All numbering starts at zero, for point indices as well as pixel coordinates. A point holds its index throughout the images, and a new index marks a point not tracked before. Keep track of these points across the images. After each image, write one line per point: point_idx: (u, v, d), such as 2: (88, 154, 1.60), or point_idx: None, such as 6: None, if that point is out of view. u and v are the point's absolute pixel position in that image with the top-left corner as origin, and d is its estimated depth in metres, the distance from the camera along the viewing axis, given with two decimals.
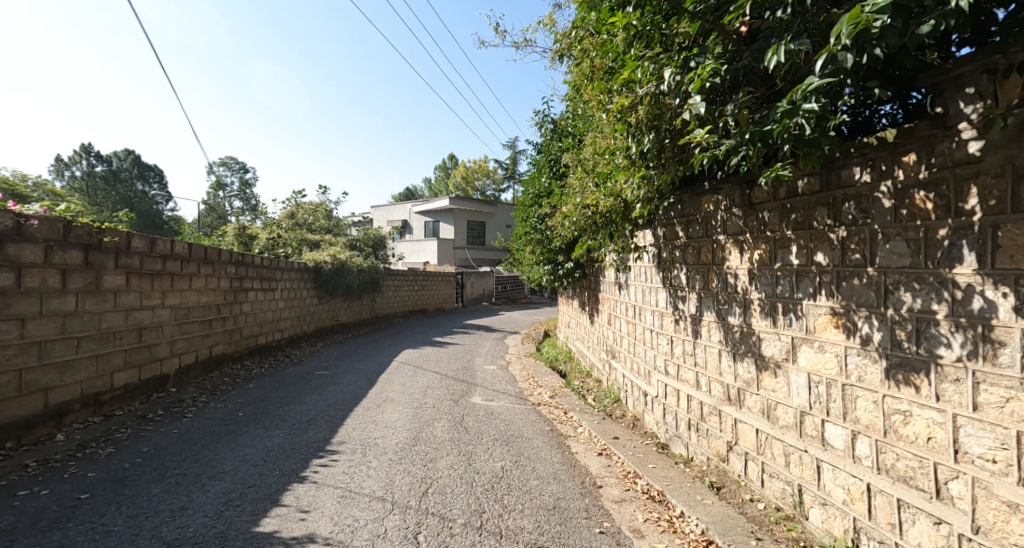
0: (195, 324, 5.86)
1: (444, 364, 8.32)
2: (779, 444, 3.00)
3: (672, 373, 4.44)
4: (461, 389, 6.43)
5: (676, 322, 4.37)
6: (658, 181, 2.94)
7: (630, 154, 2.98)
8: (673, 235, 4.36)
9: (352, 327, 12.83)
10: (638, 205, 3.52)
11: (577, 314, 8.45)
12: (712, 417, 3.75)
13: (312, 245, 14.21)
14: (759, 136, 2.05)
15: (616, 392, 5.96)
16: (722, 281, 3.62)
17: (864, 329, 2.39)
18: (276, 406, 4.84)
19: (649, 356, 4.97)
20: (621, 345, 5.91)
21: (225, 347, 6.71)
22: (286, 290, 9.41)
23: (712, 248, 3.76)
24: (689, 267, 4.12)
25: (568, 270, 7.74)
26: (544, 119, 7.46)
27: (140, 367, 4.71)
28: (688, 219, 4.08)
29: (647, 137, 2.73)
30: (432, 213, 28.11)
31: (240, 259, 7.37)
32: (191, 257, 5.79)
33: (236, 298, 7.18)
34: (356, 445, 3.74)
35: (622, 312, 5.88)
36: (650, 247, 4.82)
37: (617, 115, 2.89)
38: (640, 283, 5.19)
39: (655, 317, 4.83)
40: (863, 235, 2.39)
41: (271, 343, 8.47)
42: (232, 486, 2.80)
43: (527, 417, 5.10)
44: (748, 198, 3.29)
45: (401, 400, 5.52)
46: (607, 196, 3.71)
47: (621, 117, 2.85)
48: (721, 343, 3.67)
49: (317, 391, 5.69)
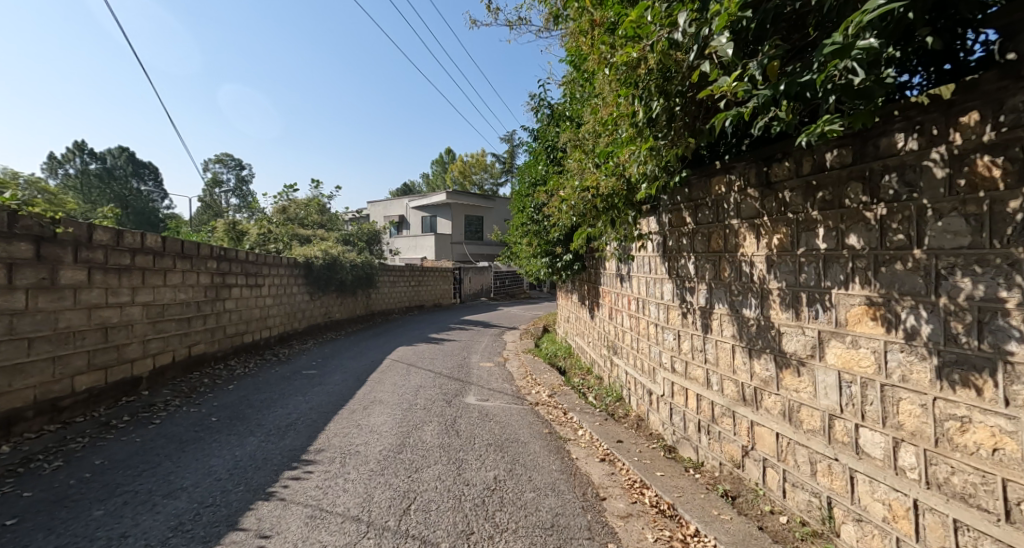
0: (171, 322, 5.54)
1: (438, 361, 8.00)
2: (803, 451, 2.68)
3: (679, 371, 4.13)
4: (455, 388, 6.11)
5: (684, 316, 4.06)
6: (668, 154, 2.61)
7: (636, 121, 2.64)
8: (680, 222, 4.03)
9: (345, 324, 12.50)
10: (644, 186, 3.19)
11: (577, 308, 8.14)
12: (725, 419, 3.44)
13: (302, 240, 13.87)
14: (796, 89, 1.76)
15: (618, 390, 5.66)
16: (735, 269, 3.30)
17: (909, 322, 2.06)
18: (254, 410, 4.51)
19: (654, 352, 4.66)
20: (624, 340, 5.59)
21: (206, 346, 6.39)
22: (274, 286, 9.06)
23: (724, 234, 3.43)
24: (698, 256, 3.79)
25: (567, 262, 7.39)
26: (540, 104, 7.11)
27: (106, 370, 4.39)
28: (697, 202, 3.76)
29: (657, 97, 2.41)
30: (429, 207, 27.74)
31: (223, 254, 7.03)
32: (166, 251, 5.47)
33: (219, 295, 6.86)
34: (335, 454, 3.42)
35: (625, 305, 5.56)
36: (655, 235, 4.48)
37: (621, 76, 2.58)
38: (643, 275, 4.87)
39: (660, 310, 4.52)
40: (907, 212, 2.05)
41: (258, 341, 8.14)
42: (187, 505, 2.48)
43: (524, 419, 4.79)
44: (766, 177, 2.95)
45: (390, 401, 5.20)
46: (608, 176, 3.38)
47: (627, 75, 2.49)
48: (734, 338, 3.35)
49: (301, 392, 5.37)
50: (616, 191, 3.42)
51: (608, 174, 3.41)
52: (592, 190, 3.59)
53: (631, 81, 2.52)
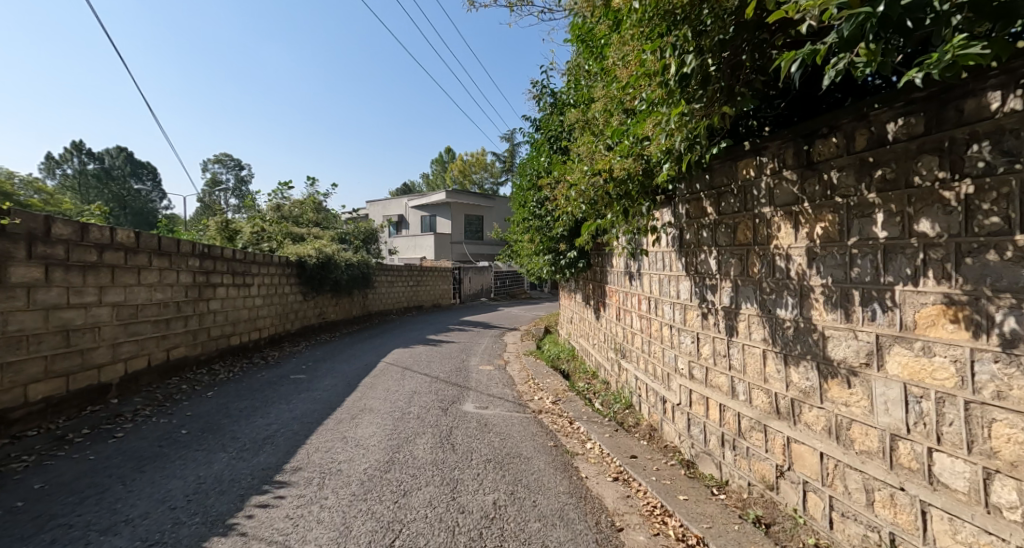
0: (145, 324, 5.16)
1: (436, 364, 7.61)
2: (856, 476, 2.28)
3: (698, 378, 3.74)
4: (453, 393, 5.72)
5: (704, 317, 3.67)
6: (708, 120, 2.25)
7: (667, 77, 2.32)
8: (701, 213, 3.65)
9: (341, 325, 12.10)
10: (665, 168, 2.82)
11: (581, 309, 7.76)
12: (754, 434, 3.05)
13: (296, 239, 13.48)
14: (898, 13, 1.49)
15: (628, 397, 5.27)
16: (767, 264, 2.90)
17: (1007, 325, 1.67)
18: (231, 421, 4.13)
19: (668, 356, 4.27)
20: (634, 343, 5.20)
21: (187, 350, 6.01)
22: (264, 286, 8.67)
23: (753, 225, 3.04)
24: (721, 250, 3.40)
25: (571, 260, 6.99)
26: (542, 92, 6.73)
27: (69, 377, 4.04)
28: (721, 190, 3.37)
29: (699, 47, 2.09)
30: (428, 207, 27.38)
31: (207, 252, 6.67)
32: (140, 247, 5.10)
33: (202, 295, 6.48)
34: (313, 473, 3.04)
35: (634, 305, 5.18)
36: (670, 228, 4.10)
37: (652, 25, 2.28)
38: (657, 273, 4.48)
39: (676, 310, 4.13)
40: (1004, 189, 1.67)
41: (246, 344, 7.76)
42: (126, 544, 2.11)
43: (527, 429, 4.39)
44: (807, 156, 2.56)
45: (382, 409, 4.81)
46: (626, 157, 3.01)
47: (660, 19, 2.19)
48: (765, 342, 2.96)
49: (285, 400, 4.98)
50: (635, 175, 3.05)
51: (623, 156, 3.04)
52: (603, 176, 3.20)
53: (665, 26, 2.22)
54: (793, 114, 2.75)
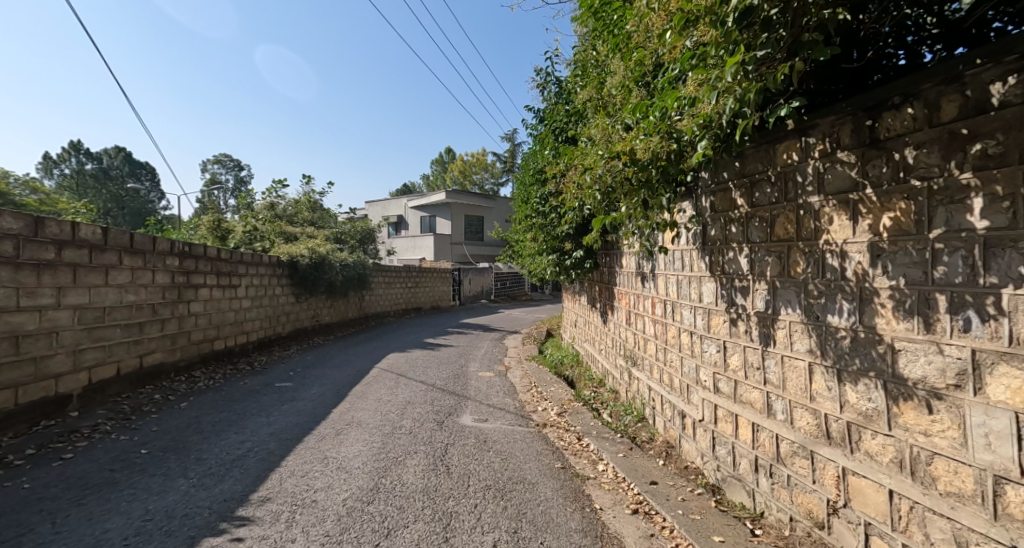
0: (114, 329, 4.75)
1: (432, 370, 7.17)
2: (942, 524, 1.87)
3: (725, 392, 3.32)
4: (450, 404, 5.30)
5: (732, 323, 3.24)
6: (774, 72, 1.83)
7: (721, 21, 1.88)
8: (729, 205, 3.22)
9: (335, 327, 11.68)
10: (700, 145, 2.40)
11: (586, 312, 7.33)
12: (796, 461, 2.63)
13: (289, 239, 13.04)
14: None
15: (640, 409, 4.85)
16: (815, 263, 2.48)
17: None
18: (200, 438, 3.70)
19: (688, 366, 3.85)
20: (647, 350, 4.78)
21: (164, 356, 5.60)
22: (253, 287, 8.25)
23: (797, 217, 2.62)
24: (755, 247, 2.98)
25: (577, 260, 6.56)
26: (546, 80, 6.32)
27: (19, 389, 3.68)
28: (756, 178, 2.95)
29: None
30: (428, 207, 27.02)
31: (188, 250, 6.26)
32: (108, 245, 4.69)
33: (182, 297, 6.05)
34: (283, 507, 2.62)
35: (648, 309, 4.75)
36: (691, 223, 3.68)
37: None
38: (675, 273, 4.05)
39: (697, 316, 3.71)
40: None
41: (232, 348, 7.34)
42: None
43: (531, 447, 3.96)
44: (870, 132, 2.13)
45: (371, 422, 4.39)
46: (651, 135, 2.58)
47: None
48: (811, 355, 2.53)
49: (266, 412, 4.56)
50: (663, 157, 2.62)
51: (648, 135, 2.61)
52: (623, 159, 2.77)
53: None
54: (834, 87, 2.37)
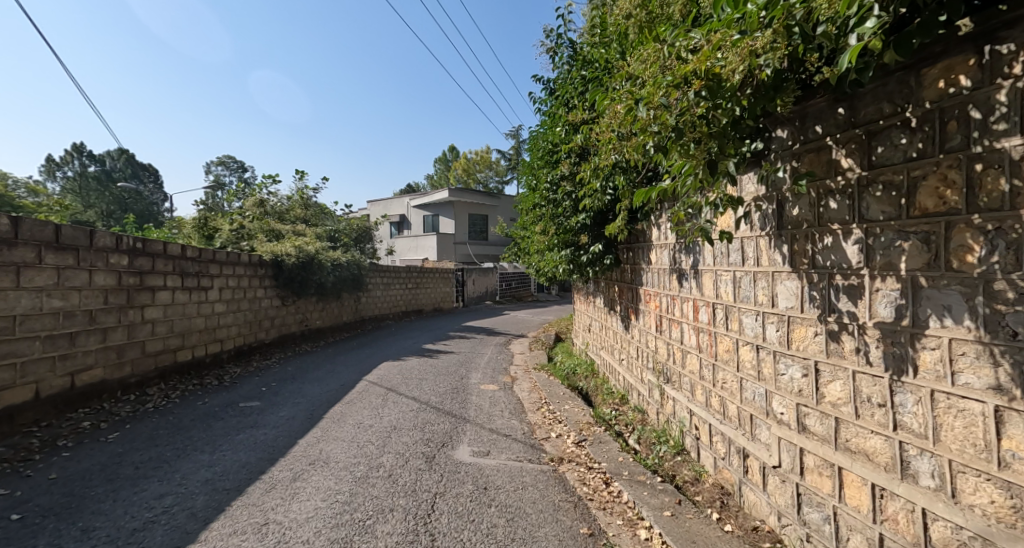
0: (30, 342, 3.94)
1: (427, 384, 6.25)
2: None
3: (816, 433, 2.36)
4: (444, 429, 4.37)
5: (827, 338, 2.28)
6: None
7: None
8: (825, 169, 2.26)
9: (327, 333, 10.80)
10: (859, 32, 1.52)
11: (603, 315, 6.37)
12: None
13: (278, 238, 12.18)
14: None
15: (678, 437, 3.90)
16: (1013, 249, 1.54)
17: None
18: (105, 490, 2.81)
19: (751, 391, 2.91)
20: (686, 365, 3.83)
21: (107, 372, 4.73)
22: (229, 288, 7.38)
23: (966, 175, 1.66)
24: (873, 227, 2.02)
25: (595, 256, 5.62)
26: (557, 45, 5.41)
27: None
28: (878, 127, 1.97)
29: None
30: (430, 206, 26.17)
31: (145, 247, 5.40)
32: (20, 240, 3.89)
33: (133, 301, 5.18)
34: None
35: (687, 314, 3.80)
36: (762, 200, 2.72)
37: None
38: (732, 269, 3.10)
39: (766, 325, 2.75)
40: None
41: (201, 360, 6.45)
42: None
43: (546, 500, 3.03)
44: None
45: (342, 459, 3.48)
46: (758, 33, 1.77)
47: None
48: (1002, 396, 1.59)
49: (211, 446, 3.66)
50: (772, 66, 1.81)
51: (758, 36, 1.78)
52: (697, 85, 1.95)
53: None
54: None
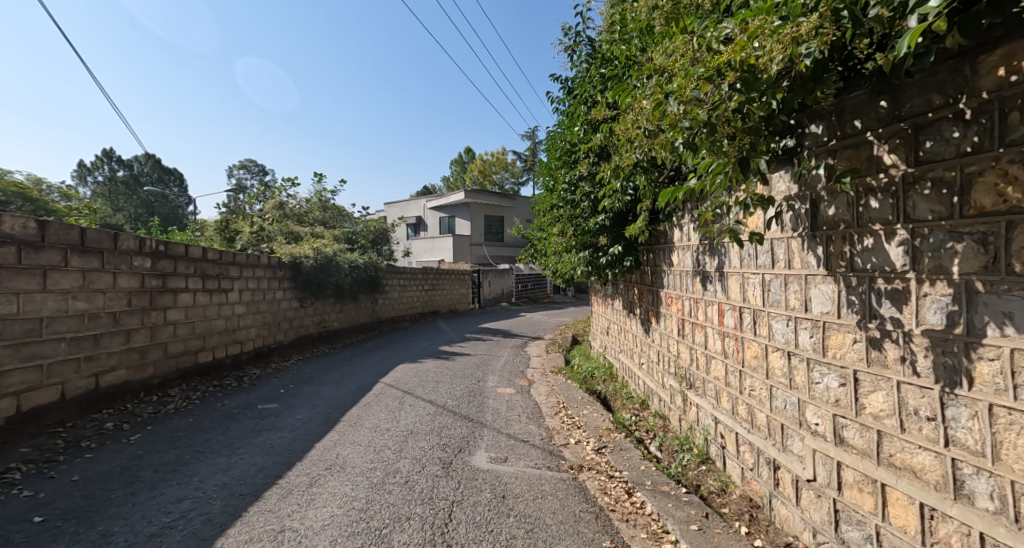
0: (55, 344, 3.99)
1: (444, 387, 6.19)
2: None
3: (856, 446, 2.22)
4: (460, 434, 4.30)
5: (868, 346, 2.14)
6: None
7: None
8: (865, 165, 2.12)
9: (345, 334, 10.84)
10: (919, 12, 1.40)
11: (622, 318, 6.24)
12: None
13: (297, 239, 12.30)
14: None
15: (702, 445, 3.76)
16: None
17: None
18: (123, 493, 2.80)
19: (782, 399, 2.77)
20: (710, 371, 3.69)
21: (129, 374, 4.77)
22: (249, 290, 7.43)
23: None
24: (921, 227, 1.88)
25: (614, 258, 5.50)
26: (576, 43, 5.30)
27: None
28: (926, 120, 1.84)
29: None
30: (446, 208, 26.24)
31: (167, 249, 5.45)
32: (46, 242, 3.94)
33: (156, 303, 5.23)
34: None
35: (711, 318, 3.66)
36: (794, 198, 2.58)
37: None
38: (761, 271, 2.96)
39: (799, 331, 2.61)
40: None
41: (221, 361, 6.50)
42: None
43: (566, 511, 2.93)
44: None
45: (359, 464, 3.42)
46: (800, 19, 1.68)
47: None
48: None
49: (229, 449, 3.65)
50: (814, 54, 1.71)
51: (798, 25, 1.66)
52: (732, 77, 1.86)
53: None
54: None
